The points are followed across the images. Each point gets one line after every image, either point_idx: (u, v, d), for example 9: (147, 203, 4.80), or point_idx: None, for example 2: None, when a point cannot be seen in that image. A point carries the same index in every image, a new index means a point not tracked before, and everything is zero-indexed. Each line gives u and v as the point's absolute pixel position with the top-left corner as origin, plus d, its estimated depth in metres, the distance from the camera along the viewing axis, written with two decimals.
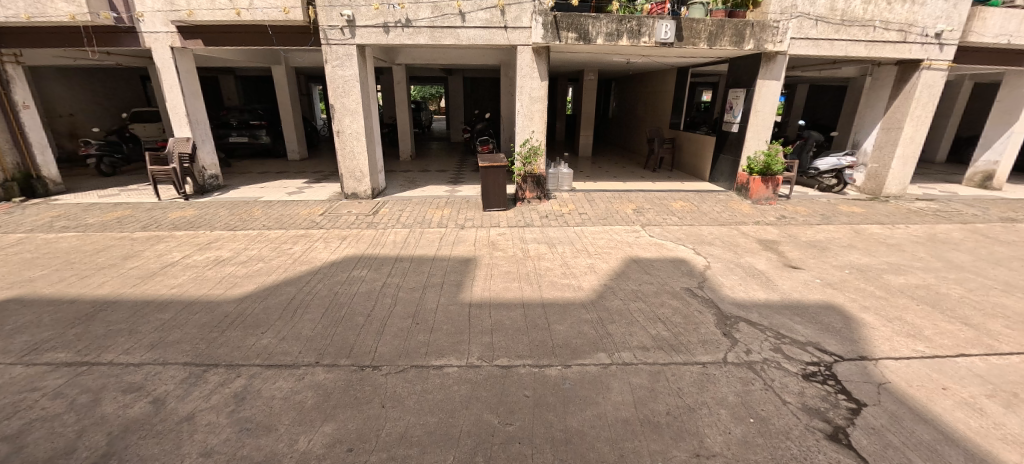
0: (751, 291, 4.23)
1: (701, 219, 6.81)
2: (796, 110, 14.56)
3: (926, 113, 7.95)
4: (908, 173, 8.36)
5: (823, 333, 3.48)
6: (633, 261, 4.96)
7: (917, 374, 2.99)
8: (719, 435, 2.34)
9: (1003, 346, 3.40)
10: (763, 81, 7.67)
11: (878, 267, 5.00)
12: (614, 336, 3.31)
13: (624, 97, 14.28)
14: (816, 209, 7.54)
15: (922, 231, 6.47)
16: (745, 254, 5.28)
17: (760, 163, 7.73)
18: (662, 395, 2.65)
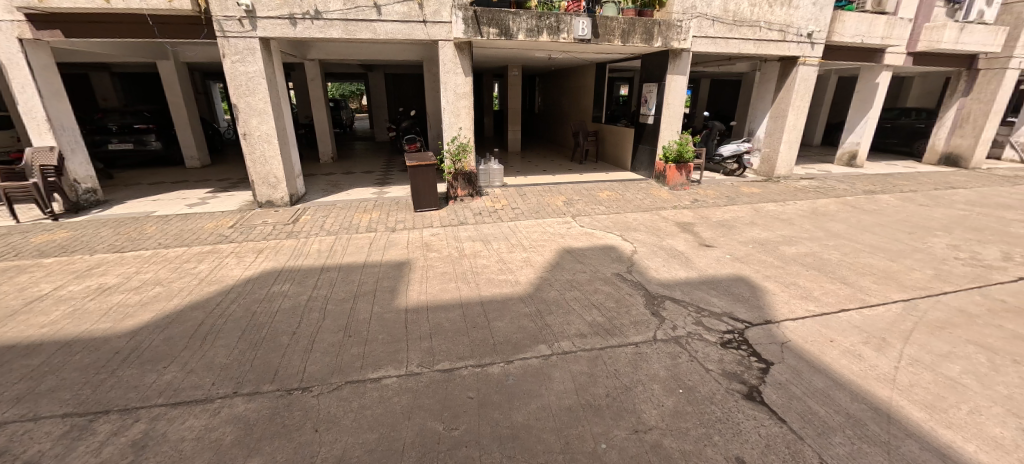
0: (673, 270, 4.56)
1: (626, 207, 7.20)
2: (701, 103, 15.96)
3: (804, 103, 9.12)
4: (793, 156, 9.55)
5: (734, 303, 3.87)
6: (566, 251, 5.12)
7: (810, 330, 3.44)
8: (654, 409, 2.49)
9: (872, 299, 4.03)
10: (672, 76, 8.28)
11: (775, 240, 5.65)
12: (553, 327, 3.39)
13: (548, 92, 14.64)
14: (722, 192, 8.34)
15: (807, 206, 7.44)
16: (666, 237, 5.69)
17: (674, 151, 8.36)
18: (600, 378, 2.76)
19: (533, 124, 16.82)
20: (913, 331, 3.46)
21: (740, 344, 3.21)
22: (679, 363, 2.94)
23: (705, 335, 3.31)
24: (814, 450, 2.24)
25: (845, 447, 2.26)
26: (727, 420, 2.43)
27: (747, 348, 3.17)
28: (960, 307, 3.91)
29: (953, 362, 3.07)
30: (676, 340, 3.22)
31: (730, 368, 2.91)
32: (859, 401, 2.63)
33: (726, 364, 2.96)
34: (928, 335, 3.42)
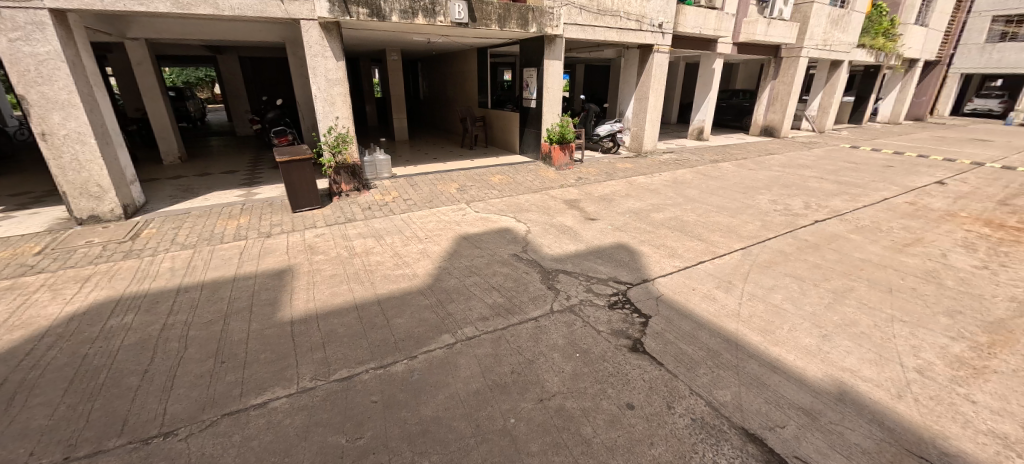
0: (564, 245, 4.87)
1: (517, 189, 7.43)
2: (578, 87, 17.07)
3: (661, 86, 10.34)
4: (656, 133, 10.81)
5: (617, 268, 4.29)
6: (463, 238, 5.11)
7: (677, 283, 4.00)
8: (556, 376, 2.67)
9: (721, 250, 4.82)
10: (549, 61, 8.68)
11: (647, 208, 6.39)
12: (455, 314, 3.38)
13: (432, 78, 14.25)
14: (601, 169, 9.12)
15: (669, 176, 8.53)
16: (556, 215, 6.03)
17: (557, 132, 8.93)
18: (505, 356, 2.85)
19: (419, 111, 16.26)
20: (749, 273, 4.25)
21: (624, 304, 3.59)
22: (575, 330, 3.18)
23: (595, 300, 3.63)
24: (686, 384, 2.63)
25: (708, 376, 2.71)
26: (618, 373, 2.72)
27: (630, 306, 3.55)
28: (780, 249, 4.90)
29: (777, 293, 3.85)
30: (570, 309, 3.47)
31: (617, 326, 3.24)
32: (716, 336, 3.16)
33: (614, 323, 3.29)
34: (759, 274, 4.23)
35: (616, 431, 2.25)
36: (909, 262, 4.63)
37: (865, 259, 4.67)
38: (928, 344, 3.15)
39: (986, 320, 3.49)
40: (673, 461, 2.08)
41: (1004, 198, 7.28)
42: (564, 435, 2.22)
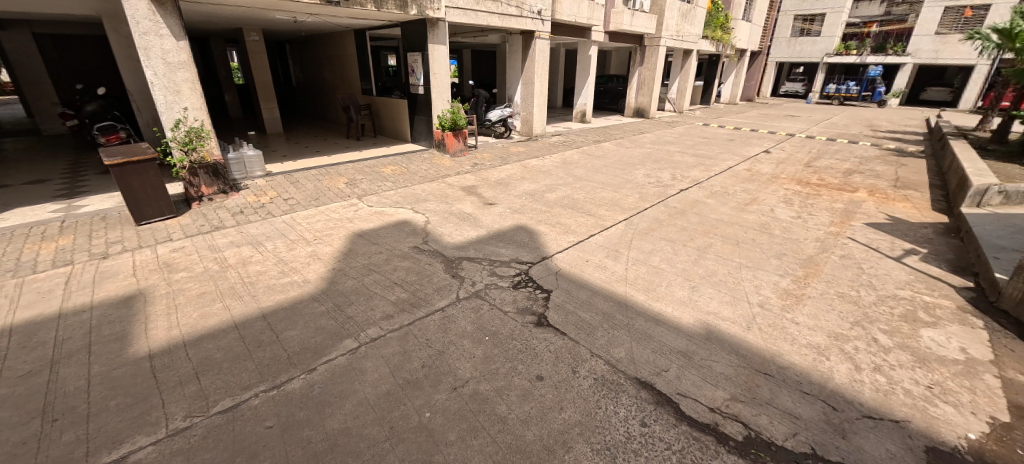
0: (464, 232, 4.87)
1: (412, 179, 7.17)
2: (466, 72, 16.95)
3: (544, 71, 10.78)
4: (544, 117, 11.30)
5: (518, 249, 4.44)
6: (358, 235, 4.79)
7: (573, 256, 4.29)
8: (467, 362, 2.68)
9: (607, 223, 5.28)
10: (434, 46, 8.43)
11: (541, 190, 6.69)
12: (356, 317, 3.18)
13: (304, 63, 12.86)
14: (496, 154, 9.27)
15: (559, 157, 9.02)
16: (454, 203, 5.98)
17: (448, 119, 8.80)
18: (414, 352, 2.78)
19: (293, 100, 14.61)
20: (632, 240, 4.74)
21: (527, 282, 3.74)
22: (482, 315, 3.22)
23: (499, 282, 3.72)
24: (587, 348, 2.86)
25: (605, 338, 2.98)
26: (526, 349, 2.84)
27: (532, 284, 3.72)
28: (655, 217, 5.54)
29: (655, 255, 4.37)
30: (476, 295, 3.51)
31: (522, 305, 3.37)
32: (609, 300, 3.48)
33: (519, 302, 3.41)
34: (640, 240, 4.74)
35: (529, 404, 2.36)
36: (749, 218, 5.61)
37: (719, 219, 5.53)
38: (766, 282, 3.88)
39: (802, 258, 4.42)
40: (581, 420, 2.26)
41: (808, 161, 9.19)
42: (480, 418, 2.25)
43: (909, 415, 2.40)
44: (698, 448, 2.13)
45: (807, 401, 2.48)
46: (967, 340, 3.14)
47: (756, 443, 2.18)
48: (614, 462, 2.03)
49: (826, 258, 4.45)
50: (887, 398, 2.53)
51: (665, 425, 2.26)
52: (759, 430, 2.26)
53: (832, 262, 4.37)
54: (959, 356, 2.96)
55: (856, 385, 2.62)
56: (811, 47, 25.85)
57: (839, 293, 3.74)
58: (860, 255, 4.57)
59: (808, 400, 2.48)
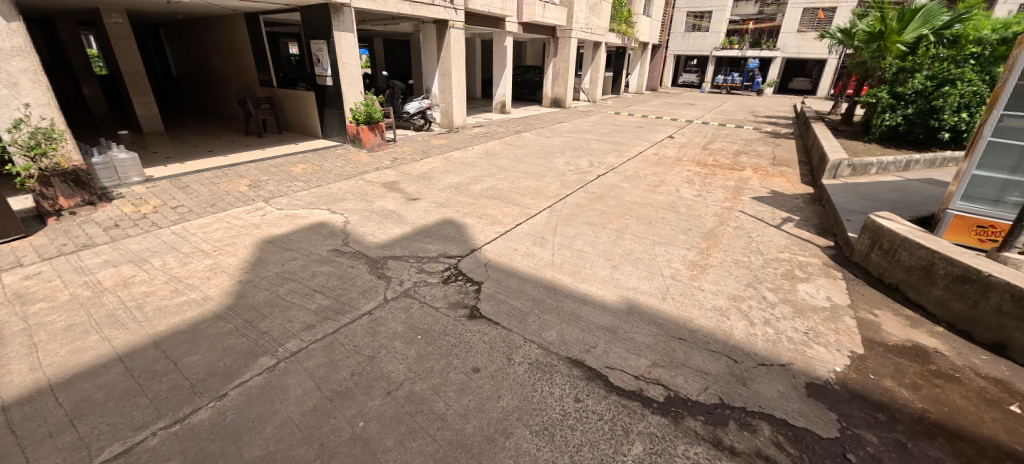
0: (388, 231, 4.67)
1: (326, 178, 6.69)
2: (379, 62, 16.13)
3: (461, 62, 10.62)
4: (463, 108, 11.16)
5: (446, 244, 4.37)
6: (267, 242, 4.37)
7: (501, 246, 4.34)
8: (400, 364, 2.60)
9: (533, 211, 5.40)
10: (339, 33, 7.89)
11: (466, 182, 6.62)
12: (272, 331, 2.92)
13: (186, 51, 11.28)
14: (416, 147, 8.98)
15: (482, 149, 9.00)
16: (375, 200, 5.70)
17: (362, 113, 8.28)
18: (341, 361, 2.62)
19: (176, 93, 12.78)
20: (557, 227, 4.91)
21: (458, 276, 3.70)
22: (413, 314, 3.13)
23: (429, 279, 3.64)
24: (520, 335, 2.93)
25: (536, 322, 3.07)
26: (460, 343, 2.82)
27: (463, 278, 3.69)
28: (577, 202, 5.79)
29: (578, 239, 4.58)
30: (405, 294, 3.40)
31: (454, 299, 3.34)
32: (538, 286, 3.58)
33: (451, 297, 3.38)
34: (564, 226, 4.93)
35: (467, 397, 2.36)
36: (659, 198, 6.10)
37: (634, 201, 5.94)
38: (676, 256, 4.27)
39: (704, 232, 4.93)
40: (519, 405, 2.32)
41: (705, 144, 10.22)
42: (417, 419, 2.20)
43: (792, 358, 2.82)
44: (627, 414, 2.29)
45: (714, 357, 2.78)
46: (831, 290, 3.76)
47: (675, 401, 2.40)
48: (552, 440, 2.11)
49: (723, 230, 5.01)
50: (775, 346, 2.94)
51: (597, 398, 2.39)
52: (676, 389, 2.49)
53: (728, 233, 4.93)
54: (825, 303, 3.53)
55: (751, 338, 3.00)
56: (703, 41, 28.62)
57: (735, 260, 4.24)
58: (749, 225, 5.21)
59: (715, 357, 2.79)
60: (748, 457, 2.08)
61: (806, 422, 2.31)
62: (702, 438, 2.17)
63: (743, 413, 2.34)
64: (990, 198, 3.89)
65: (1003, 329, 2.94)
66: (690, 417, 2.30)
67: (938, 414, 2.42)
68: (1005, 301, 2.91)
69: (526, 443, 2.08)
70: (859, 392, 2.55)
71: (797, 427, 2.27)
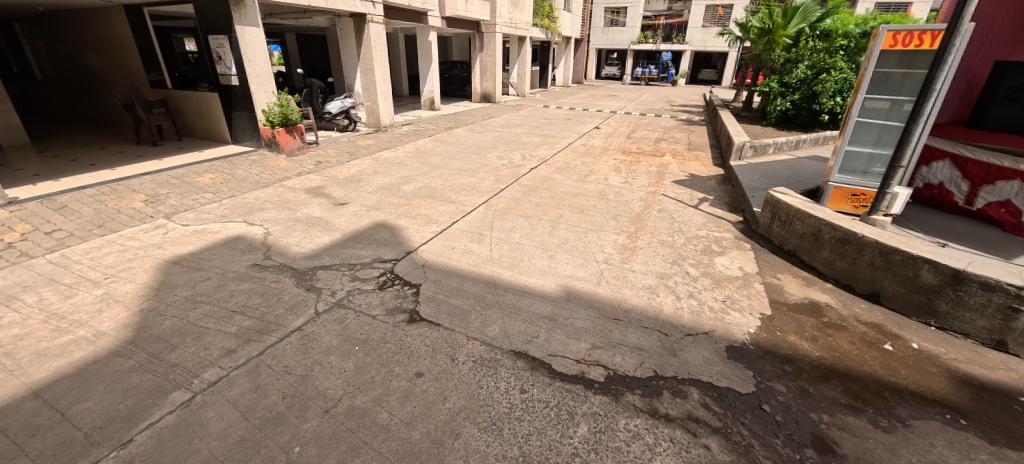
0: (315, 239, 4.38)
1: (240, 187, 6.11)
2: (293, 60, 14.98)
3: (384, 58, 10.21)
4: (390, 106, 10.74)
5: (380, 248, 4.20)
6: (173, 263, 3.89)
7: (438, 246, 4.26)
8: (337, 379, 2.46)
9: (469, 208, 5.36)
10: (243, 28, 7.20)
11: (397, 182, 6.40)
12: (185, 362, 2.62)
13: (52, 48, 9.67)
14: (341, 149, 8.50)
15: (412, 147, 8.75)
16: (298, 208, 5.31)
17: (277, 114, 7.72)
18: (269, 384, 2.42)
19: (42, 98, 10.93)
20: (493, 222, 4.92)
21: (394, 281, 3.58)
22: (348, 325, 2.98)
23: (363, 287, 3.48)
24: (463, 333, 2.90)
25: (478, 319, 3.06)
26: (401, 349, 2.74)
27: (400, 281, 3.57)
28: (512, 196, 5.84)
29: (515, 233, 4.62)
30: (338, 305, 3.21)
31: (391, 304, 3.22)
32: (478, 282, 3.57)
33: (388, 302, 3.25)
34: (501, 221, 4.95)
35: (411, 404, 2.29)
36: (590, 187, 6.35)
37: (566, 191, 6.13)
38: (608, 241, 4.47)
39: (632, 216, 5.21)
40: (466, 404, 2.30)
41: (629, 134, 10.80)
42: (360, 434, 2.10)
43: (714, 326, 3.09)
44: (571, 397, 2.37)
45: (647, 333, 2.97)
46: (742, 260, 4.17)
47: (615, 379, 2.53)
48: (501, 434, 2.12)
49: (648, 213, 5.34)
50: (699, 316, 3.20)
51: (542, 386, 2.45)
52: (615, 367, 2.62)
53: (653, 216, 5.26)
54: (738, 273, 3.91)
55: (678, 311, 3.25)
56: (621, 36, 30.16)
57: (660, 240, 4.54)
58: (671, 207, 5.61)
59: (648, 333, 2.98)
60: (682, 421, 2.25)
61: (729, 382, 2.54)
62: (641, 410, 2.31)
63: (675, 382, 2.52)
64: (861, 170, 4.53)
65: (875, 280, 3.45)
66: (629, 392, 2.43)
67: (831, 360, 2.79)
68: (875, 257, 3.42)
69: (476, 441, 2.07)
70: (770, 349, 2.86)
71: (721, 388, 2.49)
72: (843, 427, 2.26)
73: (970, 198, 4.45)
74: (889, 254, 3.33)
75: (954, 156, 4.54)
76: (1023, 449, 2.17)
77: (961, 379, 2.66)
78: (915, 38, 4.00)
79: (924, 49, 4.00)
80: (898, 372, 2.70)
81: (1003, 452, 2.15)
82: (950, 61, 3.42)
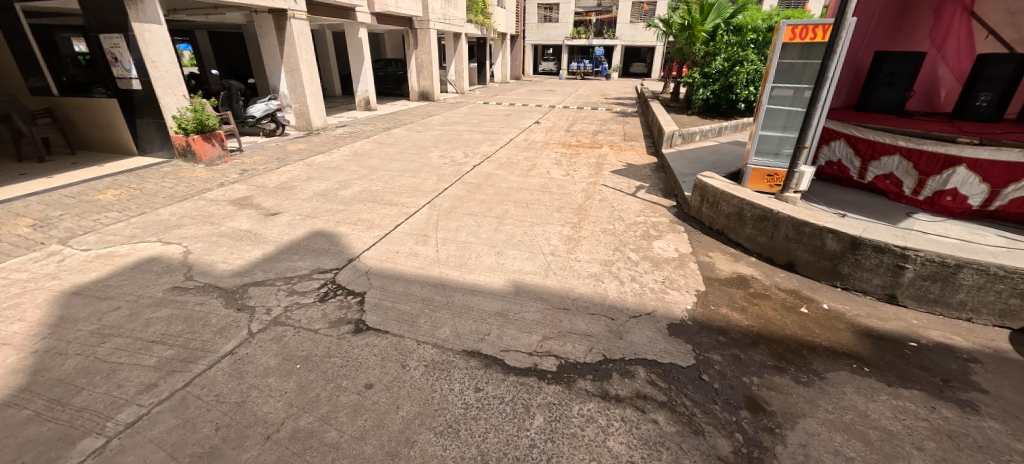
0: (245, 254, 4.05)
1: (151, 202, 5.50)
2: (207, 60, 13.71)
3: (310, 56, 9.63)
4: (321, 107, 10.17)
5: (319, 258, 3.98)
6: (73, 293, 3.43)
7: (381, 251, 4.11)
8: (278, 402, 2.30)
9: (412, 209, 5.23)
10: (141, 25, 6.45)
11: (334, 187, 6.09)
12: (94, 404, 2.32)
13: None
14: (270, 155, 7.92)
15: (348, 150, 8.36)
16: (223, 221, 4.89)
17: (190, 120, 7.01)
18: (200, 417, 2.21)
19: None
20: (438, 222, 4.84)
21: (336, 291, 3.41)
22: (287, 342, 2.79)
23: (302, 300, 3.28)
24: (412, 338, 2.83)
25: (428, 322, 3.01)
26: (348, 361, 2.62)
27: (343, 291, 3.41)
28: (456, 195, 5.78)
29: (461, 232, 4.58)
30: (275, 323, 3.00)
31: (335, 317, 3.07)
32: (426, 285, 3.50)
33: (331, 315, 3.09)
34: (445, 220, 4.87)
35: (362, 417, 2.20)
36: (533, 181, 6.43)
37: (510, 187, 6.17)
38: (553, 234, 4.57)
39: (575, 208, 5.36)
40: (420, 410, 2.25)
41: (568, 127, 11.07)
42: (307, 456, 1.98)
43: (655, 306, 3.26)
44: (525, 390, 2.40)
45: (595, 320, 3.07)
46: (678, 242, 4.43)
47: (567, 367, 2.59)
48: (457, 436, 2.10)
49: (590, 203, 5.52)
50: (641, 298, 3.37)
51: (496, 383, 2.45)
52: (567, 356, 2.69)
53: (594, 206, 5.44)
54: (674, 254, 4.16)
55: (622, 295, 3.39)
56: (555, 31, 30.79)
57: (602, 229, 4.72)
58: (611, 196, 5.83)
59: (596, 319, 3.08)
60: (631, 400, 2.36)
61: (671, 358, 2.70)
62: (592, 394, 2.39)
63: (623, 363, 2.64)
64: (773, 152, 4.98)
65: (790, 251, 3.82)
66: (581, 378, 2.51)
67: (758, 326, 3.05)
68: (789, 230, 3.78)
69: (432, 446, 2.04)
70: (705, 323, 3.08)
71: (665, 364, 2.64)
72: (771, 386, 2.48)
73: (862, 172, 5.06)
74: (800, 226, 3.70)
75: (847, 136, 5.14)
76: (913, 386, 2.52)
77: (864, 332, 3.03)
78: (809, 32, 4.45)
79: (818, 41, 4.47)
80: (813, 331, 3.02)
81: (899, 391, 2.47)
82: (838, 51, 3.85)
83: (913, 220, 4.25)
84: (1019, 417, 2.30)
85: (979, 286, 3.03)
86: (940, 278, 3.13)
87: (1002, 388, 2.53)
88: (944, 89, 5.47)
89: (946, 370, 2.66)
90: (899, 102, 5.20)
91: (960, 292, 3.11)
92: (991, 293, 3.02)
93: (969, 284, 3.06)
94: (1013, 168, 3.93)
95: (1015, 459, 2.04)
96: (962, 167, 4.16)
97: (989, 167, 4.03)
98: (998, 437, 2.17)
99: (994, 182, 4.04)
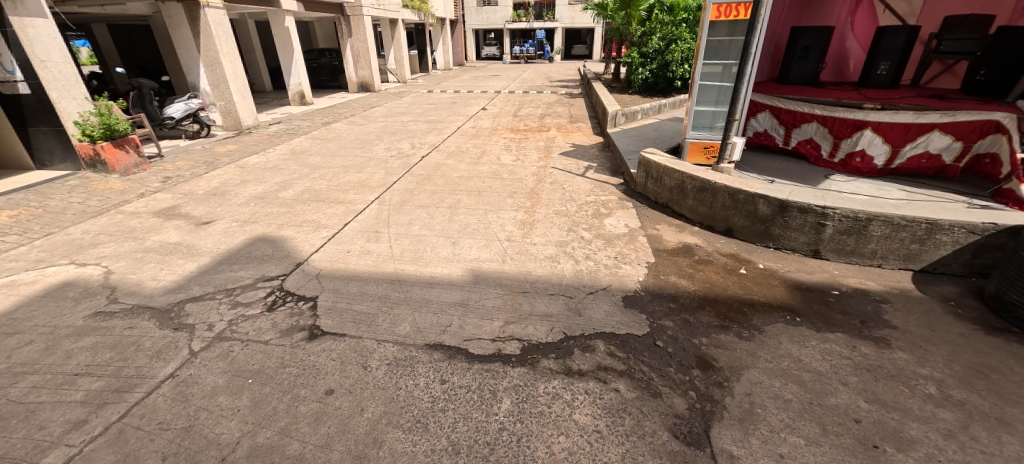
0: (177, 269, 3.73)
1: (58, 221, 4.91)
2: (110, 57, 12.23)
3: (232, 48, 8.88)
4: (250, 104, 9.42)
5: (263, 265, 3.75)
6: None
7: (331, 252, 3.94)
8: (231, 422, 2.17)
9: (360, 206, 5.04)
10: (22, 19, 5.61)
11: (273, 189, 5.72)
12: (14, 451, 2.06)
13: None
14: (196, 159, 7.26)
15: (286, 148, 7.86)
16: (148, 234, 4.47)
17: (96, 126, 6.24)
18: (141, 449, 2.04)
19: None
20: (390, 217, 4.70)
21: (285, 298, 3.24)
22: (235, 358, 2.63)
23: (248, 312, 3.08)
24: (372, 338, 2.76)
25: (387, 320, 2.95)
26: (304, 369, 2.51)
27: (292, 298, 3.24)
28: (406, 188, 5.62)
29: (414, 225, 4.47)
30: (219, 339, 2.81)
31: (286, 325, 2.92)
32: (381, 283, 3.41)
33: (281, 324, 2.94)
34: (397, 215, 4.75)
35: (325, 425, 2.13)
36: (483, 169, 6.38)
37: (460, 176, 6.08)
38: (507, 220, 4.58)
39: (528, 192, 5.39)
40: (386, 410, 2.21)
41: (515, 112, 11.05)
42: None
43: (610, 281, 3.39)
44: (491, 376, 2.43)
45: (553, 300, 3.15)
46: (627, 218, 4.60)
47: (531, 349, 2.64)
48: (427, 430, 2.09)
49: (542, 187, 5.58)
50: (597, 275, 3.48)
51: (461, 372, 2.46)
52: (529, 338, 2.74)
53: (546, 188, 5.51)
54: (625, 230, 4.32)
55: (578, 274, 3.49)
56: (495, 15, 30.63)
57: (555, 211, 4.79)
58: (561, 178, 5.91)
59: (555, 299, 3.16)
60: (593, 373, 2.45)
61: (628, 328, 2.83)
62: (557, 372, 2.46)
63: (582, 339, 2.73)
64: (708, 126, 5.24)
65: (727, 218, 4.10)
66: (544, 358, 2.57)
67: (703, 290, 3.27)
68: (726, 198, 4.05)
69: (402, 443, 2.02)
70: (657, 292, 3.25)
71: (622, 335, 2.77)
72: (717, 344, 2.67)
73: (785, 139, 5.49)
74: (735, 194, 3.97)
75: (771, 108, 5.55)
76: (837, 330, 2.81)
77: (794, 285, 3.33)
78: (733, 9, 4.72)
79: (742, 19, 4.74)
80: (751, 290, 3.28)
81: (825, 335, 2.76)
82: (759, 28, 4.11)
83: (830, 181, 4.68)
84: (922, 347, 2.64)
85: (886, 235, 3.41)
86: (855, 232, 3.49)
87: (908, 322, 2.89)
88: (852, 60, 5.99)
89: (862, 312, 3.00)
90: (813, 74, 5.66)
91: (871, 242, 3.48)
92: (895, 241, 3.42)
93: (878, 235, 3.43)
94: (908, 128, 4.43)
95: (920, 383, 2.35)
96: (868, 130, 4.64)
97: (890, 128, 4.52)
98: (906, 365, 2.49)
99: (894, 141, 4.55)
